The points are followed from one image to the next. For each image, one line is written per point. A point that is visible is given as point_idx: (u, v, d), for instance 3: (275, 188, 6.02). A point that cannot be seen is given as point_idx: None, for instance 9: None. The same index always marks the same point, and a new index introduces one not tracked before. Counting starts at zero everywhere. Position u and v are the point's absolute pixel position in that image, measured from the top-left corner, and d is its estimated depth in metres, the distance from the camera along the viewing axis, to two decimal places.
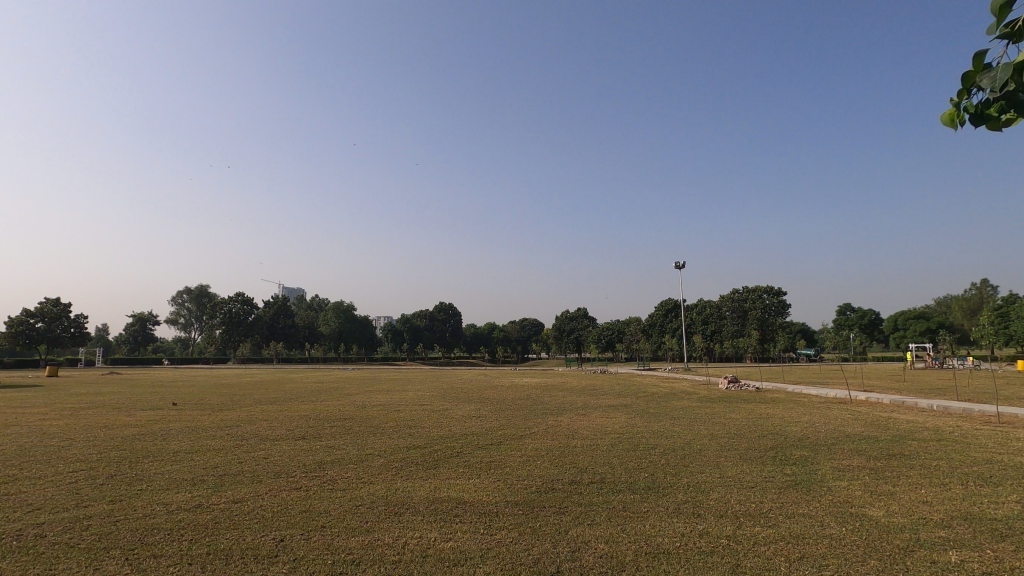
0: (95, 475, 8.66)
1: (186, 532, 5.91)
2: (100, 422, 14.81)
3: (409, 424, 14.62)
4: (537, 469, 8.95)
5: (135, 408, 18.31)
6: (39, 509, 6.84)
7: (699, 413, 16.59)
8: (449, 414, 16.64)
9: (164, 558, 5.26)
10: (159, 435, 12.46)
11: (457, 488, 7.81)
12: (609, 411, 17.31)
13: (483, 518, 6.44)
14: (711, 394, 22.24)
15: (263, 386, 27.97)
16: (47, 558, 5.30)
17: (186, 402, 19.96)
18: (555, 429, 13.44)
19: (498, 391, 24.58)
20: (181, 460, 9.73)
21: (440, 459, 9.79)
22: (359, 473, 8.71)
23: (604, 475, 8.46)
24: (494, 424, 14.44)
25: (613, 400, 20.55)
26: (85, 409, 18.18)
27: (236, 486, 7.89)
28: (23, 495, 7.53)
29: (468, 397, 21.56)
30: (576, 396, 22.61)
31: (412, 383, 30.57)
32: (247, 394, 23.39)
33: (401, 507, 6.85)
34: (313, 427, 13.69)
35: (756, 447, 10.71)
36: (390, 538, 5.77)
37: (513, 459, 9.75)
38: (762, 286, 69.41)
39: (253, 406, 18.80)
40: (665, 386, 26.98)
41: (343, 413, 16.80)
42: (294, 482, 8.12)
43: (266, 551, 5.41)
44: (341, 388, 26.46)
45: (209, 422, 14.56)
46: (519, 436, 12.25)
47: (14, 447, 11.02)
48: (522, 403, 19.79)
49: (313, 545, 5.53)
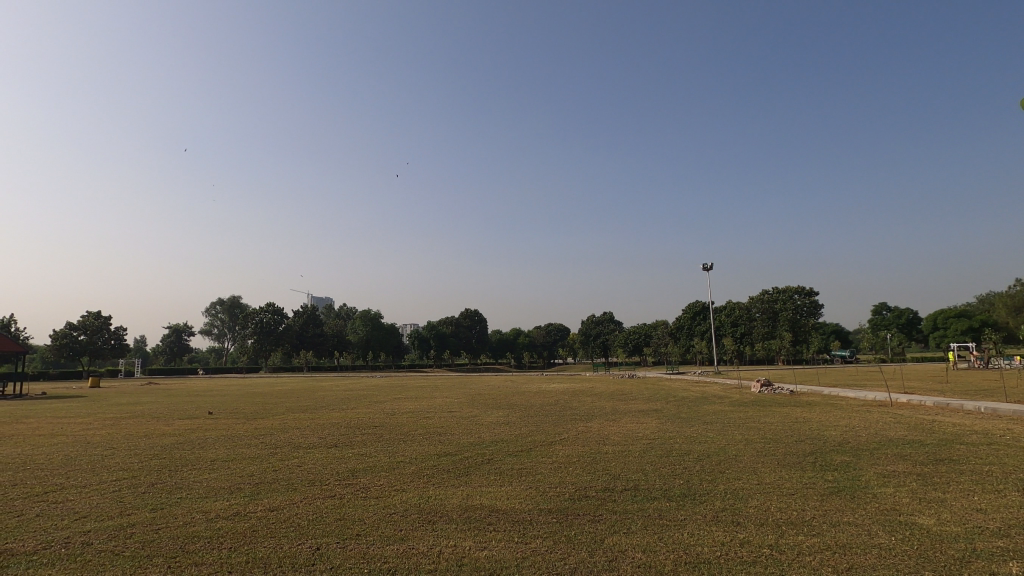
0: (136, 483, 8.90)
1: (226, 541, 6.00)
2: (141, 432, 15.22)
3: (439, 430, 14.68)
4: (569, 476, 8.85)
5: (172, 417, 18.75)
6: (84, 518, 7.02)
7: (733, 417, 16.24)
8: (478, 420, 16.66)
9: (204, 567, 5.33)
10: (197, 444, 12.77)
11: (489, 496, 7.76)
12: (639, 416, 17.04)
13: (516, 526, 6.39)
14: (744, 398, 21.76)
15: (293, 394, 28.43)
16: (94, 566, 5.43)
17: (222, 411, 20.47)
18: (585, 435, 13.31)
19: (526, 397, 24.46)
20: (218, 468, 9.92)
21: (471, 466, 9.78)
22: (390, 480, 8.74)
23: (637, 482, 8.32)
24: (524, 430, 14.36)
25: (643, 405, 20.24)
26: (125, 418, 18.72)
27: (271, 494, 7.99)
28: (69, 503, 7.75)
29: (497, 404, 21.55)
30: (605, 401, 22.34)
31: (440, 390, 30.71)
32: (280, 402, 23.82)
33: (434, 515, 6.84)
34: (344, 435, 13.84)
35: (794, 452, 10.40)
36: (424, 547, 5.76)
37: (544, 466, 9.67)
38: (793, 286, 67.66)
39: (286, 414, 19.12)
40: (696, 390, 26.46)
41: (372, 420, 16.97)
42: (327, 490, 8.18)
43: (303, 559, 5.45)
44: (370, 396, 26.73)
45: (243, 431, 14.85)
46: (549, 443, 12.14)
47: (60, 457, 11.40)
48: (551, 409, 19.67)
49: (349, 554, 5.55)
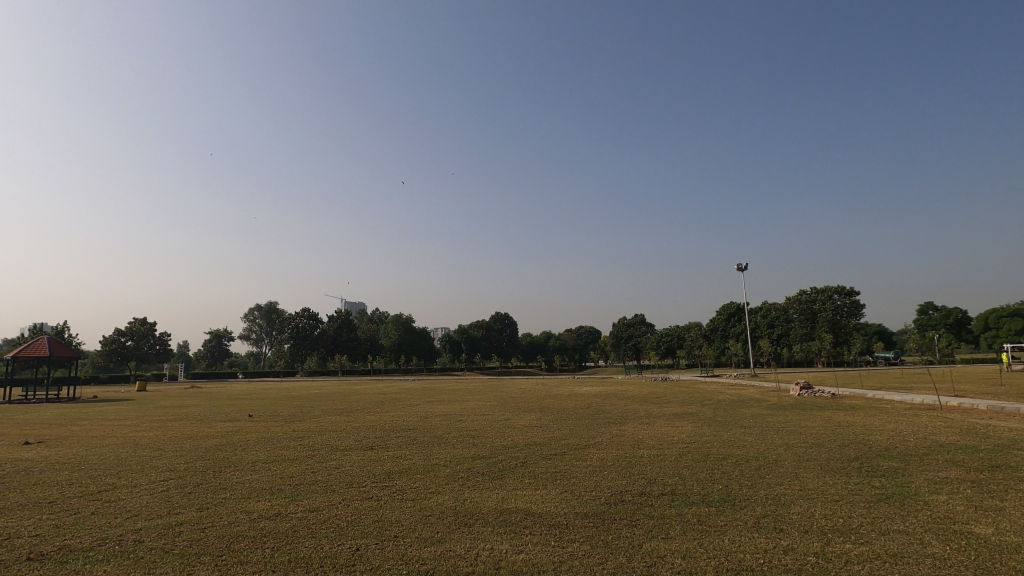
0: (184, 483, 9.23)
1: (268, 540, 6.14)
2: (186, 434, 15.79)
3: (472, 433, 14.77)
4: (604, 479, 8.76)
5: (215, 419, 19.33)
6: (136, 516, 7.32)
7: (772, 420, 15.82)
8: (511, 424, 16.71)
9: (248, 565, 5.48)
10: (239, 445, 13.15)
11: (525, 499, 7.75)
12: (674, 419, 16.80)
13: (553, 529, 6.36)
14: (782, 400, 21.20)
15: (329, 398, 28.96)
16: (147, 562, 5.64)
17: (261, 413, 21.00)
18: (619, 438, 13.19)
19: (557, 400, 24.35)
20: (260, 469, 10.20)
21: (505, 469, 9.80)
22: (426, 483, 8.81)
23: (674, 486, 8.19)
24: (557, 433, 14.33)
25: (678, 408, 19.91)
26: (171, 420, 19.43)
27: (311, 495, 8.18)
28: (121, 502, 8.09)
29: (529, 407, 21.57)
30: (638, 404, 22.10)
31: (473, 393, 30.87)
32: (317, 406, 24.32)
33: (470, 517, 6.88)
34: (379, 437, 14.03)
35: (838, 457, 10.07)
36: (461, 549, 5.78)
37: (578, 470, 9.61)
38: (832, 286, 65.65)
39: (323, 417, 19.54)
40: (732, 393, 25.85)
41: (407, 423, 17.19)
42: (365, 492, 8.32)
43: (344, 560, 5.54)
44: (404, 399, 27.05)
45: (282, 433, 15.23)
46: (583, 446, 12.09)
47: (113, 457, 11.93)
48: (583, 412, 19.51)
49: (387, 555, 5.62)
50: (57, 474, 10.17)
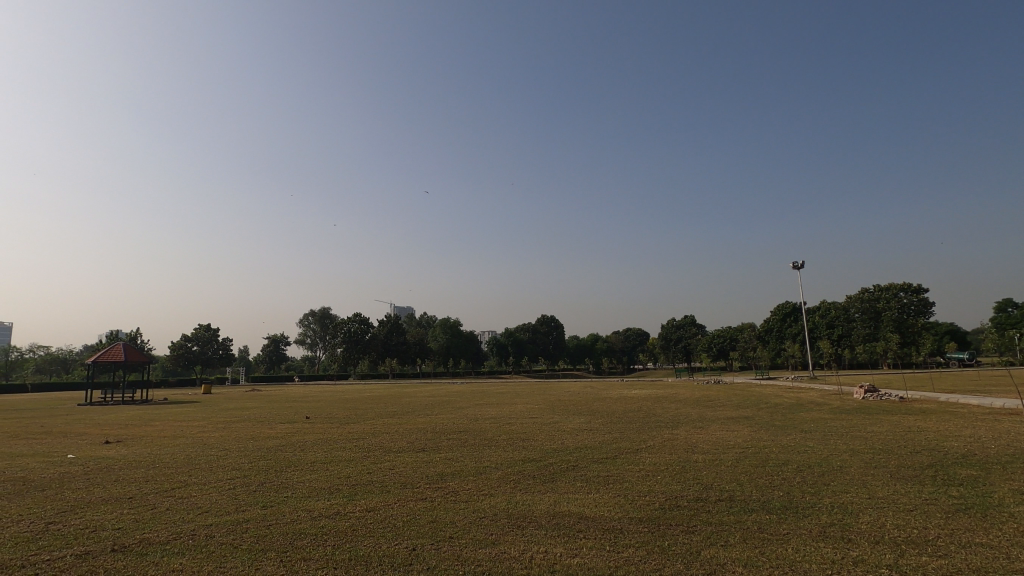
0: (248, 482, 9.67)
1: (330, 537, 6.37)
2: (248, 434, 16.60)
3: (522, 436, 14.79)
4: (659, 485, 8.57)
5: (275, 422, 20.19)
6: (206, 512, 7.72)
7: (835, 426, 15.06)
8: (560, 427, 16.66)
9: (312, 562, 5.68)
10: (298, 446, 13.70)
11: (577, 502, 7.70)
12: (729, 423, 16.27)
13: (607, 533, 6.30)
14: (844, 404, 20.16)
15: (380, 400, 29.68)
16: (218, 556, 5.94)
17: (316, 415, 21.75)
18: (672, 442, 12.89)
19: (607, 403, 24.03)
20: (319, 469, 10.56)
21: (556, 473, 9.73)
22: (477, 485, 8.88)
23: (732, 493, 7.92)
24: (607, 436, 14.19)
25: (732, 412, 19.28)
26: (234, 422, 20.41)
27: (368, 495, 8.41)
28: (193, 498, 8.57)
29: (578, 410, 21.42)
30: (690, 408, 21.55)
31: (521, 396, 30.94)
32: (370, 408, 24.99)
33: (524, 520, 6.87)
34: (430, 439, 14.23)
35: (910, 465, 9.48)
36: (516, 551, 5.81)
37: (631, 474, 9.46)
38: (897, 284, 61.85)
39: (375, 419, 20.07)
40: (789, 396, 24.83)
41: (456, 426, 17.44)
42: (419, 493, 8.46)
43: (401, 559, 5.67)
44: (453, 402, 27.38)
45: (337, 434, 15.75)
46: (634, 450, 11.87)
47: (184, 457, 12.65)
48: (634, 415, 19.17)
49: (443, 556, 5.70)
50: (135, 472, 10.85)
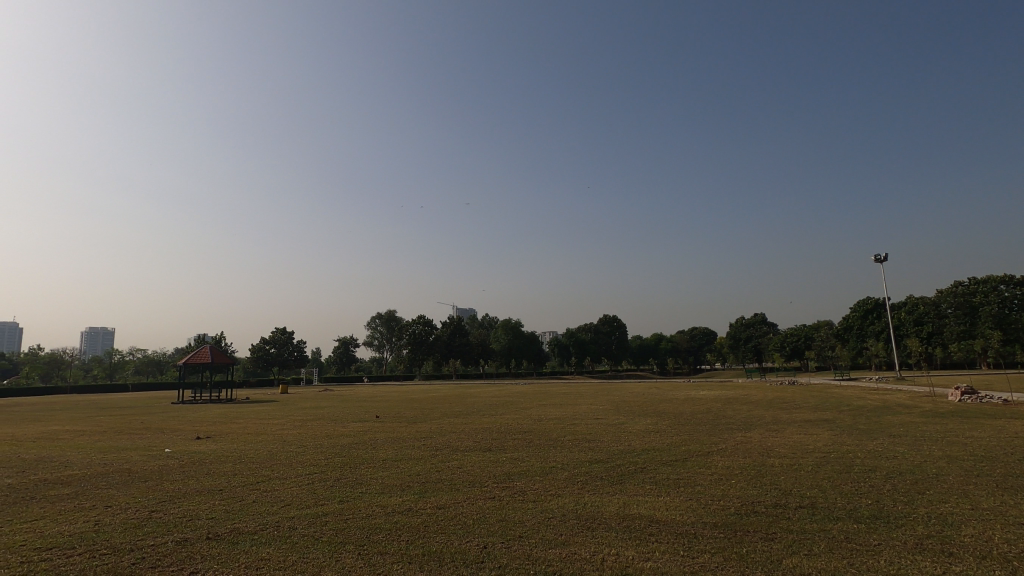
0: (325, 477, 10.12)
1: (403, 533, 6.55)
2: (323, 432, 17.38)
3: (587, 437, 14.64)
4: (733, 489, 8.26)
5: (347, 420, 21.03)
6: (289, 505, 8.14)
7: (928, 430, 13.96)
8: (626, 428, 16.35)
9: (388, 556, 5.87)
10: (370, 444, 14.17)
11: (647, 506, 7.52)
12: (807, 426, 15.45)
13: (680, 538, 6.12)
14: (938, 408, 18.62)
15: (445, 400, 30.16)
16: (300, 548, 6.24)
17: (386, 415, 22.50)
18: (745, 445, 12.36)
19: (675, 405, 23.36)
20: (390, 467, 10.88)
21: (624, 474, 9.57)
22: (545, 485, 8.89)
23: (814, 499, 7.50)
24: (676, 438, 13.81)
25: (811, 414, 18.22)
26: (310, 420, 21.43)
27: (437, 493, 8.58)
28: (275, 492, 9.07)
29: (644, 411, 20.93)
30: (765, 410, 20.58)
31: (586, 396, 30.57)
32: (436, 408, 25.52)
33: (593, 522, 6.80)
34: (496, 440, 14.36)
35: (1020, 474, 8.60)
36: (587, 553, 5.75)
37: (702, 477, 9.17)
38: (996, 275, 56.13)
39: (441, 419, 20.47)
40: (874, 398, 23.20)
41: (522, 426, 17.48)
42: (487, 492, 8.56)
43: (472, 556, 5.75)
44: (516, 402, 27.44)
45: (406, 433, 16.20)
46: (705, 452, 11.50)
47: (266, 452, 13.40)
48: (704, 417, 18.51)
49: (514, 554, 5.74)
50: (223, 466, 11.64)
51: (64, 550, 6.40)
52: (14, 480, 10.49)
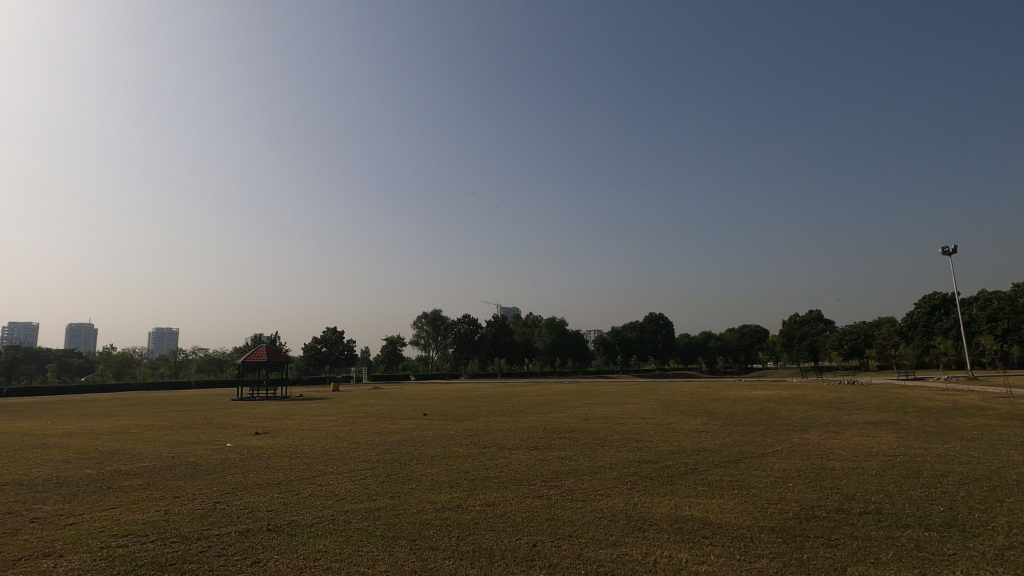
0: (377, 473, 10.37)
1: (453, 530, 6.63)
2: (373, 429, 17.85)
3: (635, 437, 14.41)
4: (791, 492, 7.95)
5: (396, 418, 21.44)
6: (343, 500, 8.39)
7: (1006, 433, 13.03)
8: (675, 428, 16.00)
9: (440, 551, 5.95)
10: (418, 442, 14.42)
11: (700, 507, 7.34)
12: (870, 428, 14.68)
13: (735, 542, 5.94)
14: (1017, 410, 17.34)
15: (491, 399, 30.35)
16: (354, 541, 6.41)
17: (434, 413, 22.83)
18: (803, 447, 11.87)
19: (726, 405, 22.72)
20: (439, 463, 11.05)
21: (676, 475, 9.38)
22: (593, 485, 8.82)
23: (880, 505, 7.13)
24: (728, 439, 13.42)
25: (874, 416, 17.32)
26: (362, 418, 21.98)
27: (486, 490, 8.65)
28: (330, 486, 9.37)
29: (695, 411, 20.40)
30: (823, 410, 19.69)
31: (633, 395, 30.12)
32: (483, 406, 25.72)
33: (645, 523, 6.69)
34: (543, 438, 14.33)
35: None
36: (638, 554, 5.66)
37: (758, 480, 8.87)
38: None
39: (488, 417, 20.60)
40: (943, 399, 21.89)
41: (568, 425, 17.42)
42: (536, 490, 8.56)
43: (523, 554, 5.76)
44: (562, 401, 27.28)
45: (454, 431, 16.39)
46: (760, 454, 11.13)
47: (320, 448, 13.86)
48: (757, 418, 17.92)
49: (564, 553, 5.72)
50: (281, 460, 12.13)
51: (137, 537, 6.79)
52: (92, 470, 11.26)
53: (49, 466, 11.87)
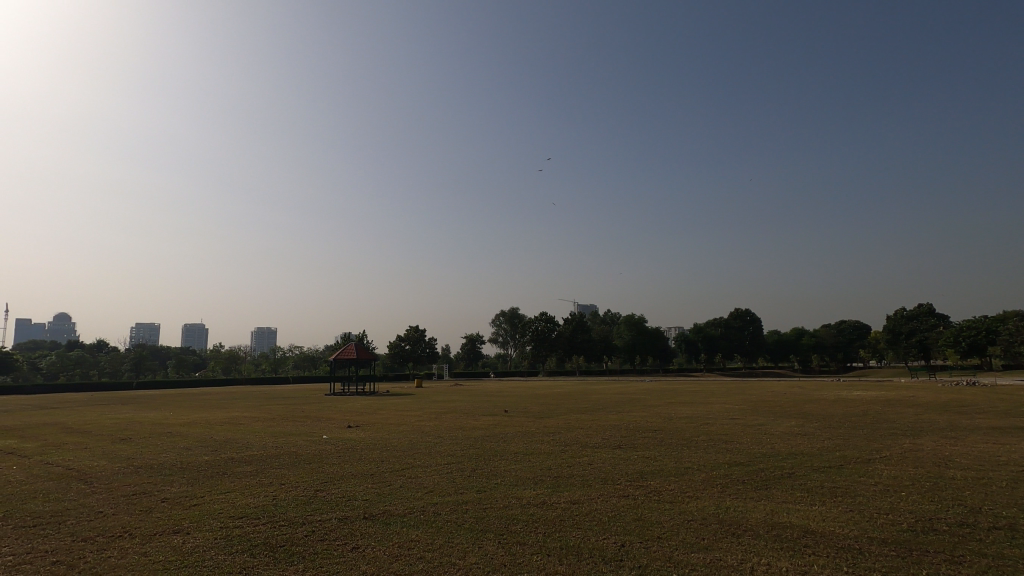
0: (462, 467, 10.66)
1: (540, 526, 6.69)
2: (456, 425, 18.35)
3: (724, 438, 13.83)
4: (904, 502, 7.31)
5: (478, 414, 21.86)
6: (432, 492, 8.70)
7: None
8: (767, 429, 15.17)
9: (527, 546, 6.02)
10: (500, 438, 14.62)
11: (798, 514, 6.93)
12: (998, 435, 13.12)
13: (841, 553, 5.56)
14: None
15: (571, 397, 30.17)
16: (443, 533, 6.62)
17: (515, 410, 23.08)
18: (915, 454, 10.85)
19: (823, 406, 21.22)
20: (522, 460, 11.17)
21: (770, 479, 8.90)
22: (681, 486, 8.56)
23: (1013, 521, 6.37)
24: (828, 443, 12.51)
25: (1001, 421, 15.50)
26: (444, 414, 22.60)
27: (570, 488, 8.64)
28: (419, 479, 9.73)
29: (789, 413, 19.21)
30: (938, 414, 17.88)
31: (720, 395, 28.80)
32: (562, 404, 25.60)
33: (738, 528, 6.42)
34: (625, 437, 14.05)
35: None
36: (733, 560, 5.44)
37: (864, 487, 8.24)
38: None
39: (569, 415, 20.53)
40: None
41: (652, 424, 16.99)
42: (620, 489, 8.44)
43: (611, 554, 5.70)
44: (644, 400, 26.62)
45: (535, 428, 16.50)
46: (865, 460, 10.30)
47: (407, 442, 14.42)
48: (860, 420, 16.59)
49: (654, 555, 5.59)
50: (372, 453, 12.77)
51: (250, 519, 7.41)
52: (210, 457, 12.43)
53: (175, 452, 13.25)
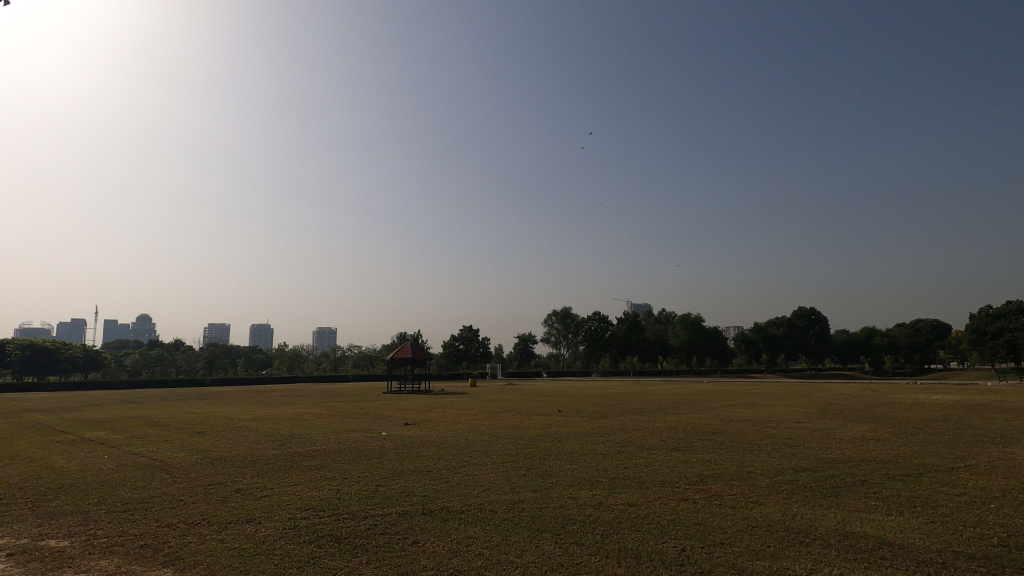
0: (517, 466, 10.71)
1: (598, 526, 6.63)
2: (510, 424, 18.47)
3: (788, 442, 13.25)
4: (993, 515, 6.78)
5: (531, 414, 21.89)
6: (489, 490, 8.79)
7: None
8: (836, 434, 14.43)
9: (586, 547, 5.99)
10: (555, 438, 14.59)
11: (873, 524, 6.55)
12: None
13: (923, 567, 5.22)
14: None
15: (625, 398, 29.77)
16: (500, 531, 6.66)
17: (568, 410, 22.94)
18: (1006, 463, 10.01)
19: (899, 410, 19.96)
20: (578, 460, 11.11)
21: (841, 486, 8.45)
22: (744, 491, 8.26)
23: None
24: (905, 449, 11.75)
25: None
26: (497, 413, 22.80)
27: (628, 489, 8.51)
28: (475, 477, 9.85)
29: (860, 416, 18.19)
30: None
31: (784, 398, 27.60)
32: (617, 405, 25.24)
33: (808, 536, 6.14)
34: (684, 439, 13.74)
35: None
36: (802, 569, 5.21)
37: (948, 497, 7.69)
38: None
39: (624, 415, 20.24)
40: None
41: (710, 426, 16.52)
42: (679, 493, 8.25)
43: (671, 558, 5.58)
44: (702, 402, 25.86)
45: (589, 428, 16.40)
46: (948, 468, 9.61)
47: (463, 440, 14.62)
48: (941, 426, 15.49)
49: (717, 561, 5.43)
50: (429, 450, 13.01)
51: (316, 511, 7.73)
52: (278, 451, 13.03)
53: (246, 445, 13.99)
